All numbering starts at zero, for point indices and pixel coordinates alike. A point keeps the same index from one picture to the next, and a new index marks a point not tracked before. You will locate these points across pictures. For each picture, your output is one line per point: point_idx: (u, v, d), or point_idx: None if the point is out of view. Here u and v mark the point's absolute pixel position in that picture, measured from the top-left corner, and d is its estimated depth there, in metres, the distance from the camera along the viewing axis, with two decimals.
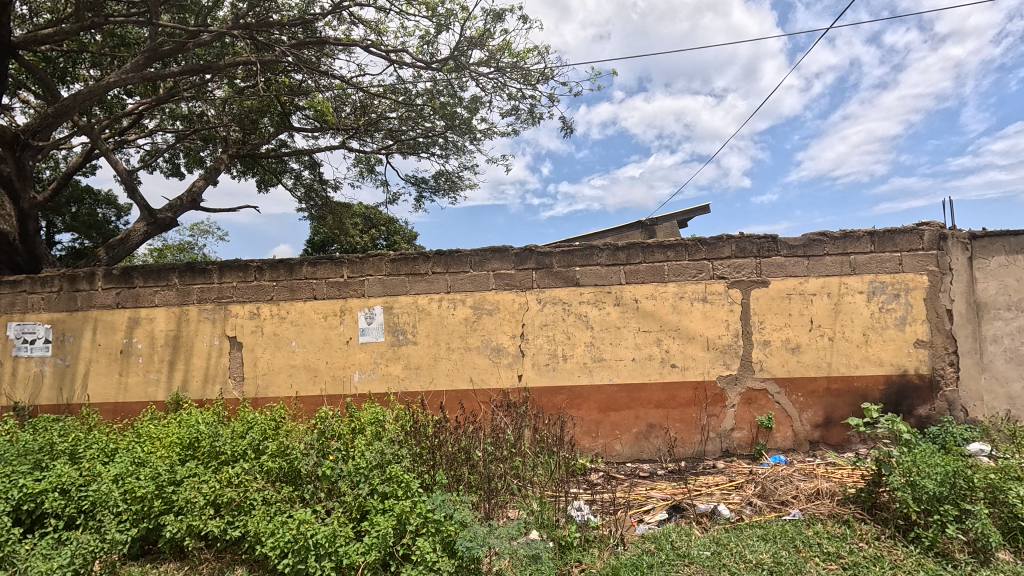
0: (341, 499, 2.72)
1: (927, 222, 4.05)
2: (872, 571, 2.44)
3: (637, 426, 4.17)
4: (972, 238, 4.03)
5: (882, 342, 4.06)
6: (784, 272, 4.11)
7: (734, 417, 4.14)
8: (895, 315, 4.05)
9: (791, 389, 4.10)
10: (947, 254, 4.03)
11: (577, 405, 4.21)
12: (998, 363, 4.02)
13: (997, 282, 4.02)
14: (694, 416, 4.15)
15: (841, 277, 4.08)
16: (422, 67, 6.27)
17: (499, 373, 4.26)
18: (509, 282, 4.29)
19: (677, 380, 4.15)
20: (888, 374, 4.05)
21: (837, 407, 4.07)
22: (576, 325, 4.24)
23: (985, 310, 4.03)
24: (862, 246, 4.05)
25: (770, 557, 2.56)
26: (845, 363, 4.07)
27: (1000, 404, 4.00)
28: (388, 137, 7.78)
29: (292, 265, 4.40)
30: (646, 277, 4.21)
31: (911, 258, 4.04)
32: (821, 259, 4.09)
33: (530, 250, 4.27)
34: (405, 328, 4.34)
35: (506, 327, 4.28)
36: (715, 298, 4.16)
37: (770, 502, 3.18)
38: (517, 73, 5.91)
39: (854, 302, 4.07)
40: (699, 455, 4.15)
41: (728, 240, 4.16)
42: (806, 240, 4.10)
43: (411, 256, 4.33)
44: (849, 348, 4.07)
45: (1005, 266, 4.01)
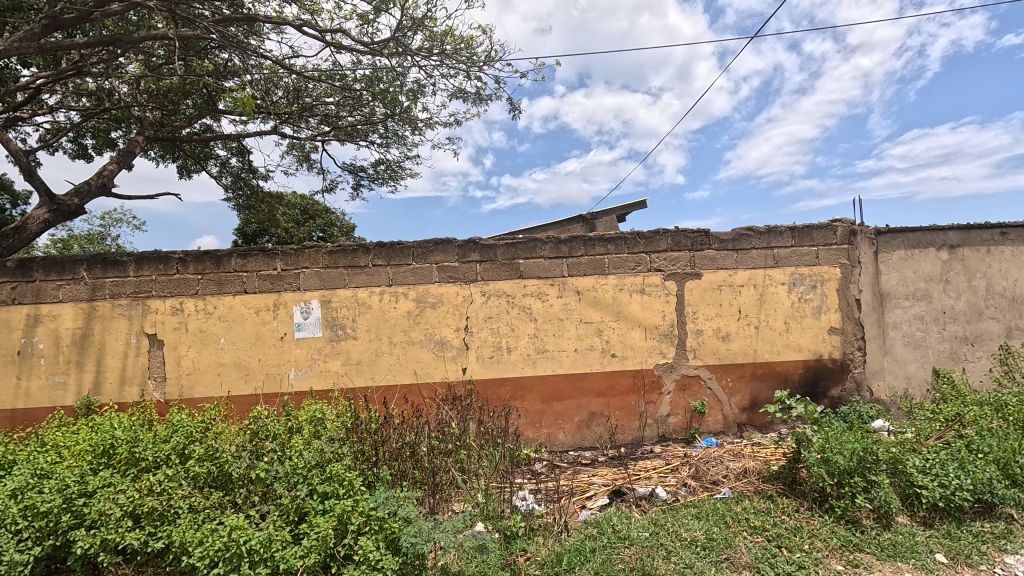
0: (277, 502, 2.60)
1: (840, 219, 4.41)
2: (793, 542, 2.63)
3: (579, 415, 4.28)
4: (877, 233, 4.42)
5: (801, 330, 4.38)
6: (715, 264, 4.34)
7: (669, 403, 4.33)
8: (812, 304, 4.38)
9: (721, 375, 4.35)
10: (857, 248, 4.39)
11: (522, 396, 4.25)
12: (898, 347, 4.45)
13: (897, 274, 4.45)
14: (633, 403, 4.30)
15: (766, 270, 4.36)
16: (361, 50, 6.04)
17: (444, 367, 4.23)
18: (453, 275, 4.24)
19: (617, 369, 4.29)
20: (806, 359, 4.37)
21: (761, 391, 4.35)
22: (520, 317, 4.27)
23: (888, 299, 4.45)
24: (784, 241, 4.35)
25: (704, 534, 2.71)
26: (768, 350, 4.36)
27: (900, 383, 4.45)
28: (325, 124, 7.43)
29: (219, 257, 4.13)
30: (588, 269, 4.30)
31: (826, 252, 4.38)
32: (748, 252, 4.35)
33: (474, 242, 4.23)
34: (345, 323, 4.20)
35: (450, 320, 4.24)
36: (653, 289, 4.32)
37: (703, 482, 3.36)
38: (460, 60, 5.81)
39: (777, 293, 4.36)
40: (638, 441, 4.31)
41: (664, 234, 4.32)
42: (735, 234, 4.34)
43: (350, 248, 4.17)
44: (772, 336, 4.36)
45: (904, 258, 4.46)
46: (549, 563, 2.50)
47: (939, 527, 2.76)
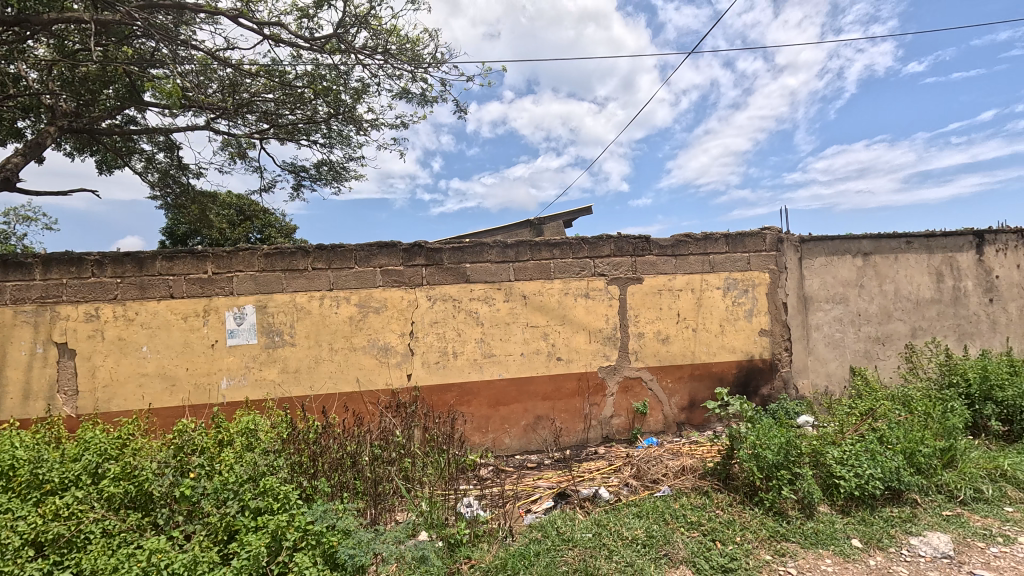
0: (204, 521, 2.45)
1: (769, 227, 4.68)
2: (726, 535, 2.76)
3: (525, 419, 4.29)
4: (801, 241, 4.74)
5: (734, 332, 4.61)
6: (655, 269, 4.50)
7: (612, 405, 4.43)
8: (744, 307, 4.62)
9: (661, 376, 4.50)
10: (783, 254, 4.69)
11: (468, 402, 4.21)
12: (820, 347, 4.78)
13: (819, 279, 4.78)
14: (578, 406, 4.37)
15: (702, 275, 4.56)
16: (302, 45, 5.83)
17: (388, 373, 4.13)
18: (397, 279, 4.16)
19: (562, 372, 4.35)
20: (739, 359, 4.61)
21: (698, 391, 4.55)
22: (466, 322, 4.24)
23: (811, 302, 4.77)
24: (718, 247, 4.57)
25: (644, 532, 2.78)
26: (705, 351, 4.56)
27: (821, 381, 4.77)
28: (262, 121, 7.11)
29: (142, 260, 3.84)
30: (534, 274, 4.34)
31: (756, 258, 4.64)
32: (686, 258, 4.53)
33: (419, 246, 4.17)
34: (282, 329, 4.01)
35: (394, 325, 4.15)
36: (597, 293, 4.42)
37: (644, 481, 3.46)
38: (405, 60, 5.73)
39: (712, 297, 4.57)
40: (583, 442, 4.38)
41: (608, 239, 4.44)
42: (674, 241, 4.52)
43: (288, 250, 4.00)
44: (708, 337, 4.56)
45: (824, 265, 4.80)
46: (493, 569, 2.49)
47: (855, 514, 2.98)
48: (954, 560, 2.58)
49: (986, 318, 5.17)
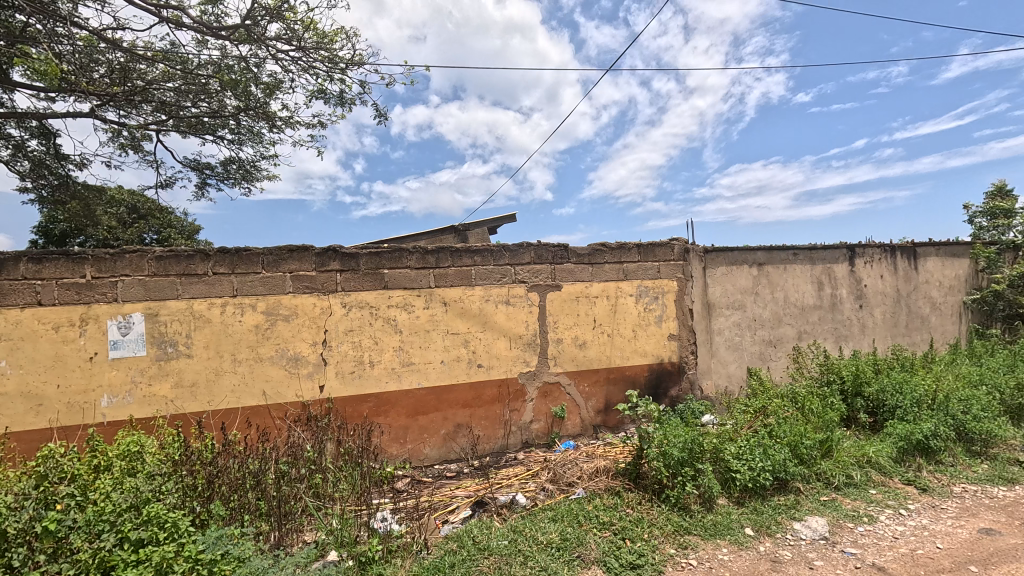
0: (72, 558, 2.15)
1: (677, 238, 4.99)
2: (635, 532, 2.88)
3: (445, 427, 4.24)
4: (705, 252, 5.10)
5: (646, 337, 4.85)
6: (573, 277, 4.63)
7: (532, 410, 4.49)
8: (655, 313, 4.89)
9: (578, 381, 4.63)
10: (689, 264, 5.02)
11: (385, 412, 4.08)
12: (722, 350, 5.15)
13: (720, 287, 5.17)
14: (498, 412, 4.38)
15: (617, 283, 4.77)
16: (206, 32, 5.41)
17: (298, 384, 3.90)
18: (309, 285, 3.95)
19: (482, 379, 4.34)
20: (650, 363, 4.85)
21: (613, 394, 4.73)
22: (384, 329, 4.12)
23: (714, 309, 5.13)
24: (631, 256, 4.80)
25: (559, 535, 2.83)
26: (619, 355, 4.75)
27: (723, 382, 5.15)
28: (160, 112, 6.51)
29: (2, 262, 3.35)
30: (455, 280, 4.30)
31: (666, 267, 4.92)
32: (602, 266, 4.72)
33: (333, 250, 3.99)
34: (176, 339, 3.67)
35: (305, 333, 3.94)
36: (517, 300, 4.47)
37: (560, 484, 3.53)
38: (322, 57, 5.49)
39: (626, 303, 4.79)
40: (503, 449, 4.40)
41: (528, 247, 4.51)
42: (590, 250, 4.68)
43: (184, 253, 3.67)
44: (622, 342, 4.77)
45: (725, 274, 5.19)
46: None
47: (748, 504, 3.23)
48: (829, 541, 2.87)
49: (857, 322, 5.85)
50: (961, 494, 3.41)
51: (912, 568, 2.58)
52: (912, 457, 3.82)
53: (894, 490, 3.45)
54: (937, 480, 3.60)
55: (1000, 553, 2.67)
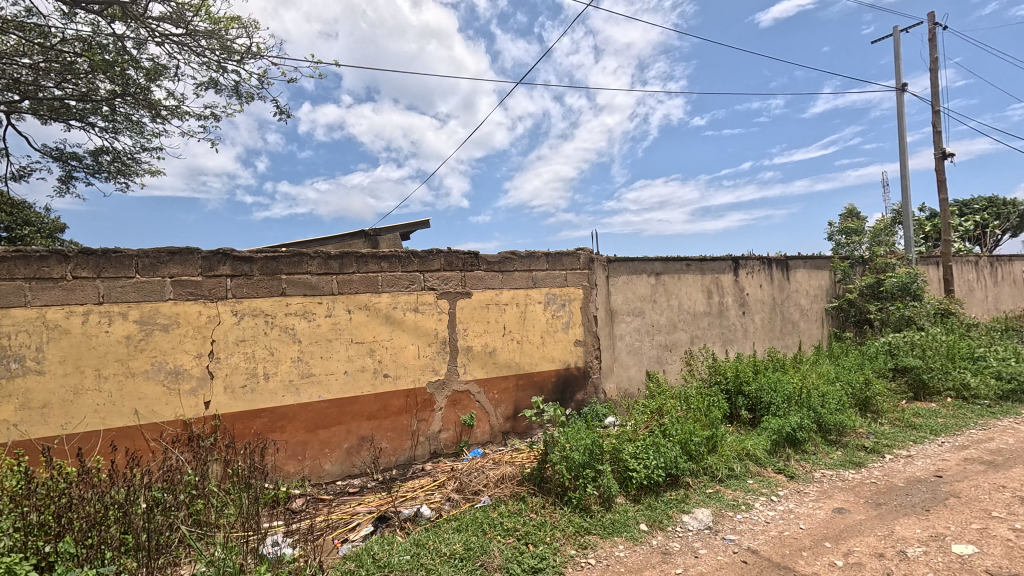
0: None
1: (583, 248, 5.20)
2: (538, 536, 2.92)
3: (347, 441, 4.04)
4: (609, 261, 5.36)
5: (553, 343, 4.99)
6: (483, 284, 4.65)
7: (440, 419, 4.42)
8: (562, 320, 5.04)
9: (488, 388, 4.64)
10: (595, 273, 5.24)
11: (280, 428, 3.81)
12: (624, 355, 5.43)
13: (623, 295, 5.46)
14: (405, 423, 4.27)
15: (526, 290, 4.86)
16: (72, 5, 4.79)
17: (178, 401, 3.53)
18: (194, 291, 3.60)
19: (388, 390, 4.21)
20: (557, 368, 4.99)
21: (521, 400, 4.80)
22: (281, 339, 3.86)
23: (616, 315, 5.40)
24: (540, 264, 4.92)
25: (462, 546, 2.81)
26: (528, 362, 4.84)
27: (624, 385, 5.42)
28: (12, 91, 5.65)
29: None
30: (360, 287, 4.14)
31: (572, 275, 5.11)
32: (511, 274, 4.79)
33: (223, 254, 3.68)
34: (23, 354, 3.16)
35: (188, 345, 3.58)
36: (426, 307, 4.40)
37: (466, 493, 3.51)
38: (214, 44, 5.07)
39: (535, 311, 4.89)
40: (409, 460, 4.28)
41: (437, 254, 4.46)
42: (500, 257, 4.74)
43: (36, 254, 3.19)
44: (531, 349, 4.86)
45: (627, 282, 5.49)
46: None
47: (643, 500, 3.42)
48: (712, 529, 3.11)
49: (740, 327, 6.44)
50: (820, 478, 3.85)
51: (779, 548, 2.86)
52: (782, 448, 4.26)
53: (767, 478, 3.83)
54: (802, 468, 4.04)
55: (849, 529, 3.05)
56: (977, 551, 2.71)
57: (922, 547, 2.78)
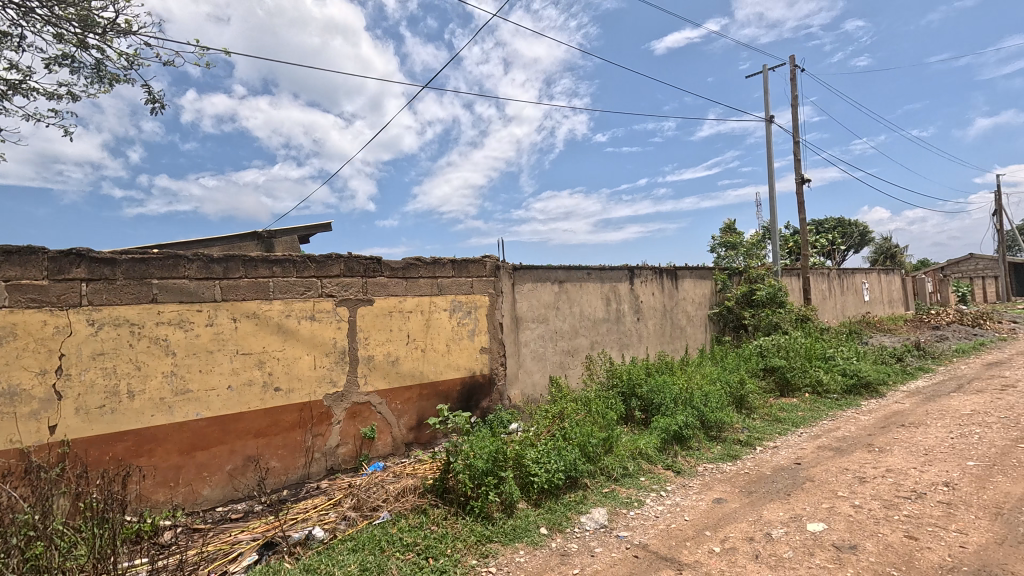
0: None
1: (489, 255, 5.24)
2: (438, 549, 2.86)
3: (230, 463, 3.68)
4: (514, 269, 5.45)
5: (459, 351, 4.95)
6: (386, 291, 4.50)
7: (338, 433, 4.18)
8: (467, 328, 5.02)
9: (390, 399, 4.48)
10: (500, 280, 5.30)
11: (148, 451, 3.37)
12: (528, 361, 5.53)
13: (527, 302, 5.57)
14: (298, 439, 3.98)
15: (431, 297, 4.78)
16: None
17: (13, 427, 2.99)
18: (38, 298, 3.09)
19: (279, 404, 3.90)
20: (462, 376, 4.96)
21: (425, 409, 4.69)
22: (151, 352, 3.43)
23: (521, 322, 5.50)
24: (445, 271, 4.88)
25: (358, 567, 2.67)
26: (432, 370, 4.75)
27: (529, 390, 5.51)
28: None
29: None
30: (248, 293, 3.81)
31: (478, 282, 5.11)
32: (416, 280, 4.69)
33: (78, 254, 3.20)
34: None
35: (29, 361, 3.06)
36: (323, 315, 4.15)
37: (363, 511, 3.35)
38: (71, 14, 4.43)
39: (439, 318, 4.83)
40: (302, 479, 4.00)
41: (336, 259, 4.25)
42: (405, 263, 4.62)
43: None
44: (435, 357, 4.78)
45: (531, 290, 5.62)
46: None
47: (544, 504, 3.49)
48: (607, 527, 3.25)
49: (635, 332, 6.86)
50: (703, 472, 4.19)
51: (666, 540, 3.07)
52: (670, 446, 4.58)
53: (657, 474, 4.09)
54: (688, 463, 4.37)
55: (725, 517, 3.35)
56: (826, 528, 3.10)
57: (783, 528, 3.13)
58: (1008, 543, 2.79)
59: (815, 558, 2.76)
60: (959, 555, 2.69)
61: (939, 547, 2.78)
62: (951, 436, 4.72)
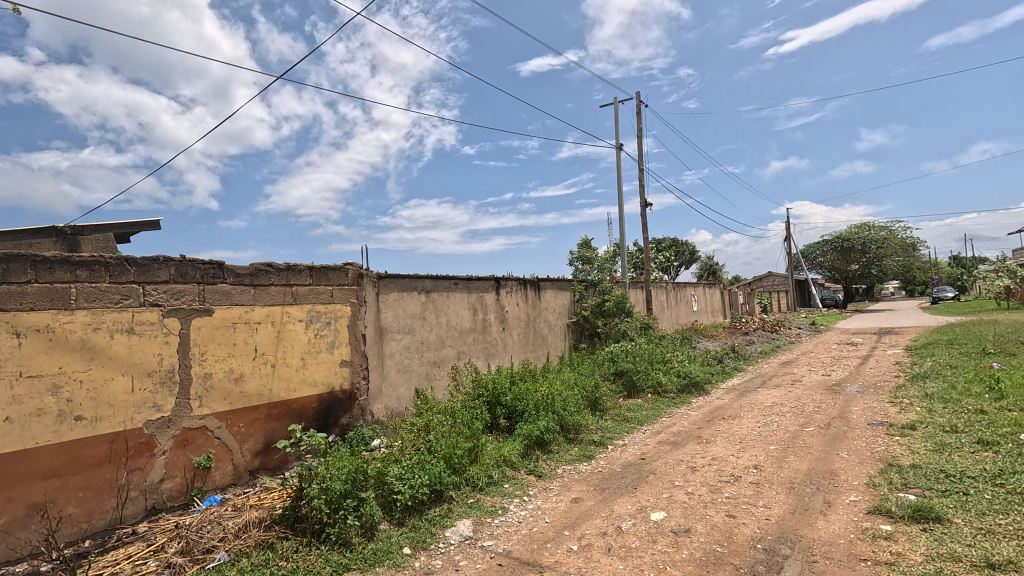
0: None
1: (351, 263, 4.96)
2: None
3: (6, 515, 2.91)
4: (379, 277, 5.23)
5: (315, 365, 4.57)
6: (229, 300, 4.00)
7: (163, 466, 3.56)
8: (326, 339, 4.67)
9: (232, 422, 3.95)
10: (363, 289, 5.04)
11: None
12: (392, 373, 5.32)
13: (392, 312, 5.38)
14: (107, 477, 3.30)
15: (284, 307, 4.36)
16: None
17: None
18: None
19: (82, 437, 3.21)
20: (319, 392, 4.58)
21: (275, 431, 4.23)
22: None
23: (385, 333, 5.28)
24: (301, 279, 4.50)
25: None
26: (284, 387, 4.32)
27: (393, 404, 5.30)
28: None
29: None
30: (40, 302, 3.09)
31: (339, 291, 4.80)
32: (266, 288, 4.24)
33: None
34: None
35: None
36: (146, 328, 3.54)
37: (193, 554, 2.90)
38: None
39: (293, 330, 4.42)
40: (112, 525, 3.32)
41: (165, 262, 3.67)
42: (252, 270, 4.16)
43: None
44: (288, 373, 4.36)
45: (397, 299, 5.44)
46: None
47: (407, 522, 3.37)
48: (472, 539, 3.24)
49: (500, 342, 7.01)
50: (562, 473, 4.41)
51: (529, 545, 3.14)
52: (532, 451, 4.75)
53: (520, 480, 4.20)
54: (549, 466, 4.57)
55: (582, 515, 3.54)
56: (665, 515, 3.45)
57: (631, 520, 3.41)
58: (799, 512, 3.37)
59: (657, 545, 3.05)
60: (765, 527, 3.18)
61: (751, 522, 3.26)
62: (758, 425, 5.61)
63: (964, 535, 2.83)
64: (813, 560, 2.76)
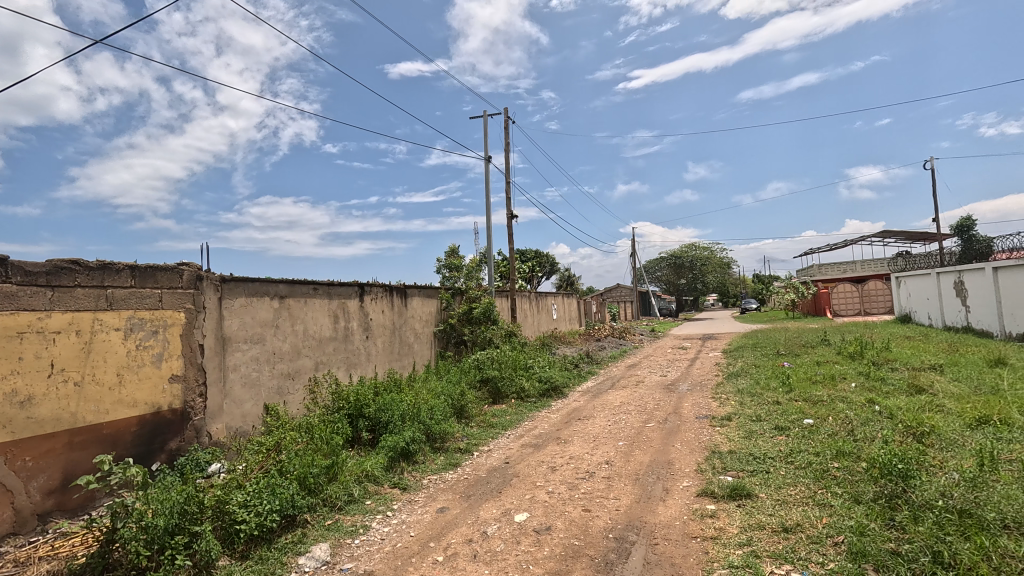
0: None
1: (187, 264, 4.33)
2: None
3: None
4: (222, 281, 4.65)
5: (136, 382, 3.88)
6: (15, 304, 3.24)
7: None
8: (152, 351, 4.00)
9: (13, 455, 3.16)
10: (202, 294, 4.43)
11: None
12: (236, 388, 4.74)
13: (238, 319, 4.82)
14: None
15: (94, 313, 3.65)
16: None
17: None
18: None
19: None
20: (141, 414, 3.89)
21: (78, 464, 3.49)
22: None
23: (229, 343, 4.70)
24: (119, 280, 3.81)
25: None
26: (92, 410, 3.59)
27: (236, 423, 4.71)
28: None
29: None
30: None
31: (170, 296, 4.16)
32: (69, 290, 3.52)
33: None
34: None
35: None
36: None
37: None
38: None
39: (107, 340, 3.71)
40: None
41: None
42: (50, 267, 3.44)
43: None
44: (98, 392, 3.64)
45: (244, 305, 4.88)
46: None
47: (252, 555, 3.02)
48: (329, 563, 3.01)
49: (363, 351, 6.69)
50: (427, 484, 4.33)
51: (392, 562, 3.02)
52: (396, 463, 4.59)
53: (383, 495, 4.02)
54: (413, 477, 4.45)
55: (447, 525, 3.51)
56: (528, 516, 3.57)
57: (496, 524, 3.47)
58: (643, 500, 3.75)
59: (521, 545, 3.15)
60: (616, 517, 3.47)
61: (604, 513, 3.53)
62: (609, 424, 6.12)
63: (766, 506, 3.40)
64: (655, 542, 3.08)
